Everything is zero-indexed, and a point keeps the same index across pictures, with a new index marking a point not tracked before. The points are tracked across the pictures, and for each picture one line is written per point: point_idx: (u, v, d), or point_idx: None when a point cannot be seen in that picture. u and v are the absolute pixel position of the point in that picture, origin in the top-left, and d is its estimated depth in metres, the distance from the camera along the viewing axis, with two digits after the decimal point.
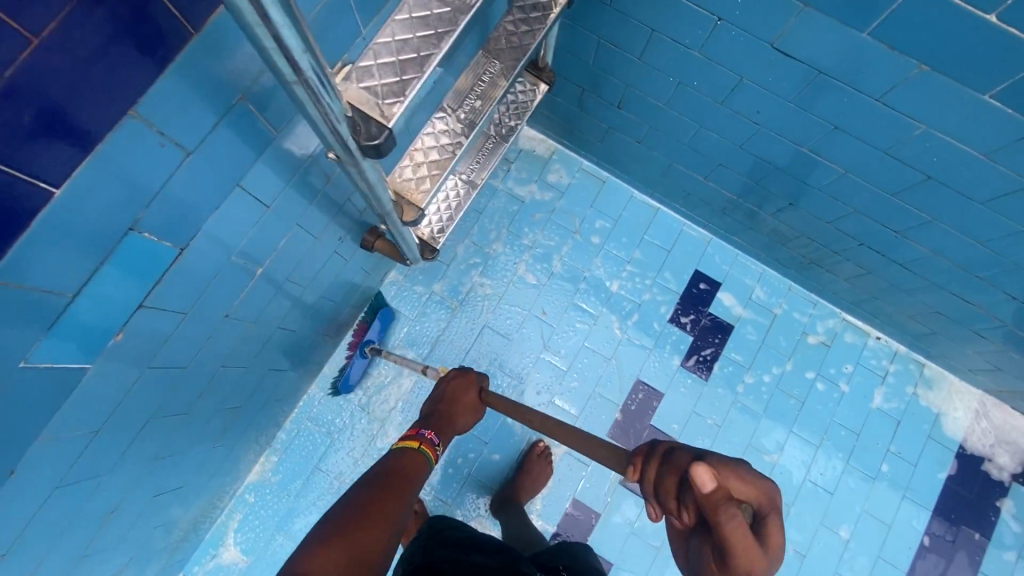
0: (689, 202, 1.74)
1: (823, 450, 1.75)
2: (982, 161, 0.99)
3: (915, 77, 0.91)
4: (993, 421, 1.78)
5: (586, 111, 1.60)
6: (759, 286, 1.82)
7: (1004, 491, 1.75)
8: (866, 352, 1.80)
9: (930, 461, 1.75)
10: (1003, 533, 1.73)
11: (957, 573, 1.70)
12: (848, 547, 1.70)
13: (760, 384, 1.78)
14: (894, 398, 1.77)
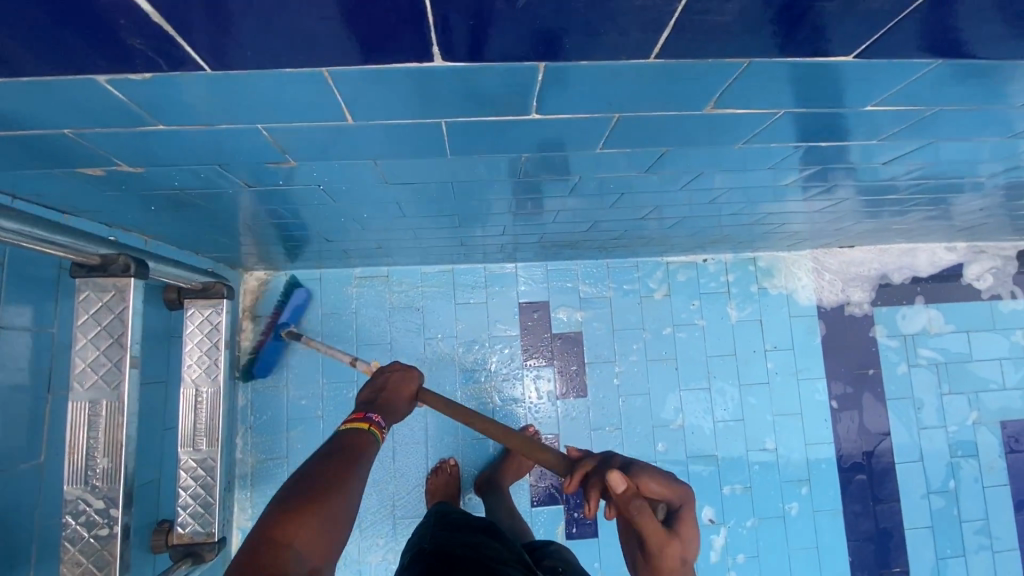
0: (472, 253, 1.63)
1: (716, 388, 1.77)
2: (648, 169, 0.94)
3: (529, 160, 0.85)
4: (832, 269, 1.86)
5: (312, 246, 1.43)
6: (582, 281, 1.78)
7: (871, 320, 1.86)
8: (702, 279, 1.81)
9: (803, 336, 1.82)
10: (887, 355, 1.85)
11: (870, 414, 1.81)
12: (779, 455, 1.76)
13: (633, 367, 1.76)
14: (745, 303, 1.82)
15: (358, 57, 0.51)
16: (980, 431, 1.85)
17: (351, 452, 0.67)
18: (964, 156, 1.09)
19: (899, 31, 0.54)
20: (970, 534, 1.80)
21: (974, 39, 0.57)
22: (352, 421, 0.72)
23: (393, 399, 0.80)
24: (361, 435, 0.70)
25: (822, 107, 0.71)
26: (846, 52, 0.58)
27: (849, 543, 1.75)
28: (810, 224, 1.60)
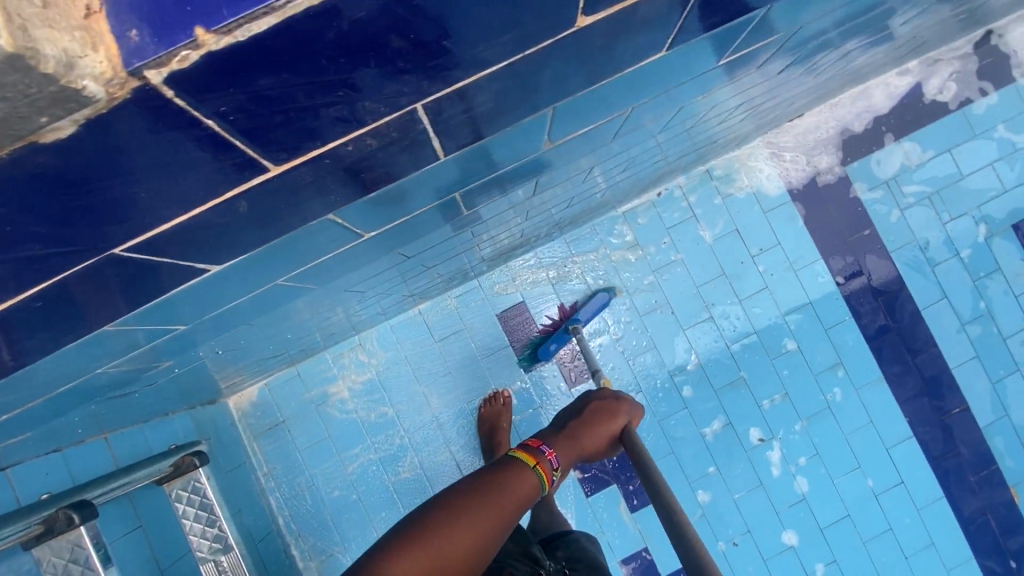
0: (431, 292, 1.59)
1: (717, 313, 1.73)
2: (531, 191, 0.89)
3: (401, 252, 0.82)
4: (789, 147, 1.77)
5: (269, 357, 1.39)
6: (549, 268, 1.73)
7: (847, 180, 1.77)
8: (664, 214, 1.75)
9: (785, 226, 1.75)
10: (876, 209, 1.76)
11: (880, 273, 1.74)
12: (805, 350, 1.72)
13: (630, 327, 1.73)
14: (715, 218, 1.74)
15: (149, 300, 0.50)
16: (996, 245, 1.75)
17: (518, 495, 0.71)
18: (867, 14, 0.97)
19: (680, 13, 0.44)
20: (1019, 347, 1.73)
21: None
22: (527, 450, 0.76)
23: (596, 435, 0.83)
24: (531, 470, 0.73)
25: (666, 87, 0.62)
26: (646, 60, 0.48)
27: (900, 404, 1.72)
28: (746, 120, 1.50)
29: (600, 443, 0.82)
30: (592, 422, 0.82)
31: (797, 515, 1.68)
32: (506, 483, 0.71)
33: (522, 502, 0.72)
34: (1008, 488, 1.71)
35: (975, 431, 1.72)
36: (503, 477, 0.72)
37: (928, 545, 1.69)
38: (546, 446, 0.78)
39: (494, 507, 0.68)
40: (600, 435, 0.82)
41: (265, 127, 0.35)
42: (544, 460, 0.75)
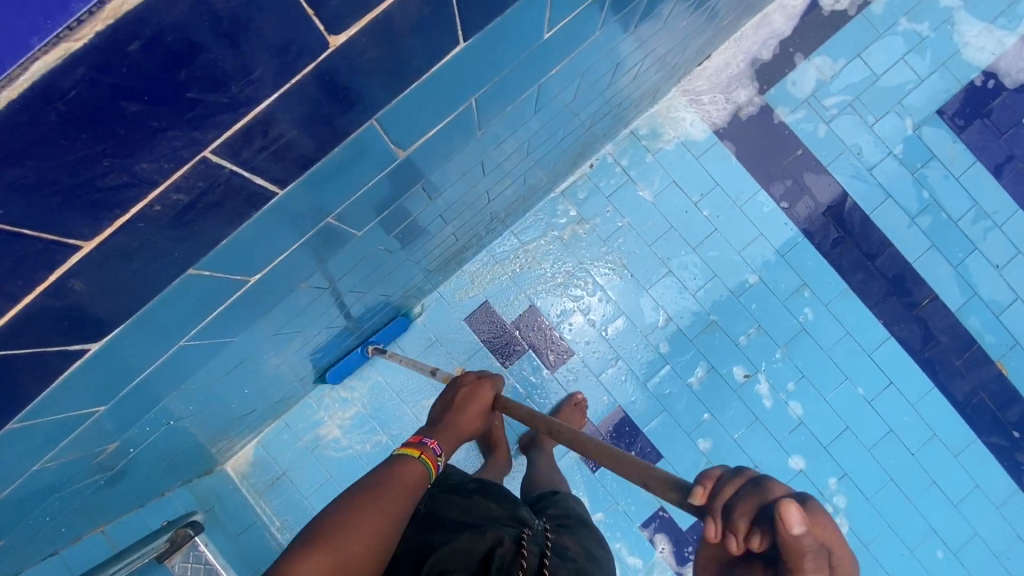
0: (392, 312, 1.61)
1: (675, 265, 1.76)
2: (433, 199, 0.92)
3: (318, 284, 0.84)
4: (705, 89, 1.80)
5: (249, 414, 1.41)
6: (503, 262, 1.76)
7: (769, 107, 1.79)
8: (601, 184, 1.78)
9: (719, 167, 1.78)
10: (802, 128, 1.79)
11: (821, 189, 1.77)
12: (767, 281, 1.74)
13: (595, 299, 1.76)
14: (650, 176, 1.78)
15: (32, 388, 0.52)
16: (926, 135, 1.78)
17: (405, 482, 0.82)
18: None
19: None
20: (970, 227, 1.77)
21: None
22: (411, 444, 0.89)
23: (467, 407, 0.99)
24: (416, 460, 0.85)
25: (508, 67, 0.64)
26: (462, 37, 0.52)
27: (871, 309, 1.75)
28: (652, 75, 1.53)
29: (473, 415, 0.99)
30: (462, 403, 0.99)
31: (798, 440, 1.71)
32: (398, 473, 0.82)
33: (418, 483, 0.83)
34: (993, 363, 1.74)
35: (949, 317, 1.75)
36: (392, 470, 0.82)
37: (930, 438, 1.72)
38: (428, 438, 0.91)
39: (389, 494, 0.78)
40: (472, 411, 0.99)
41: (53, 217, 0.41)
42: (426, 448, 0.88)
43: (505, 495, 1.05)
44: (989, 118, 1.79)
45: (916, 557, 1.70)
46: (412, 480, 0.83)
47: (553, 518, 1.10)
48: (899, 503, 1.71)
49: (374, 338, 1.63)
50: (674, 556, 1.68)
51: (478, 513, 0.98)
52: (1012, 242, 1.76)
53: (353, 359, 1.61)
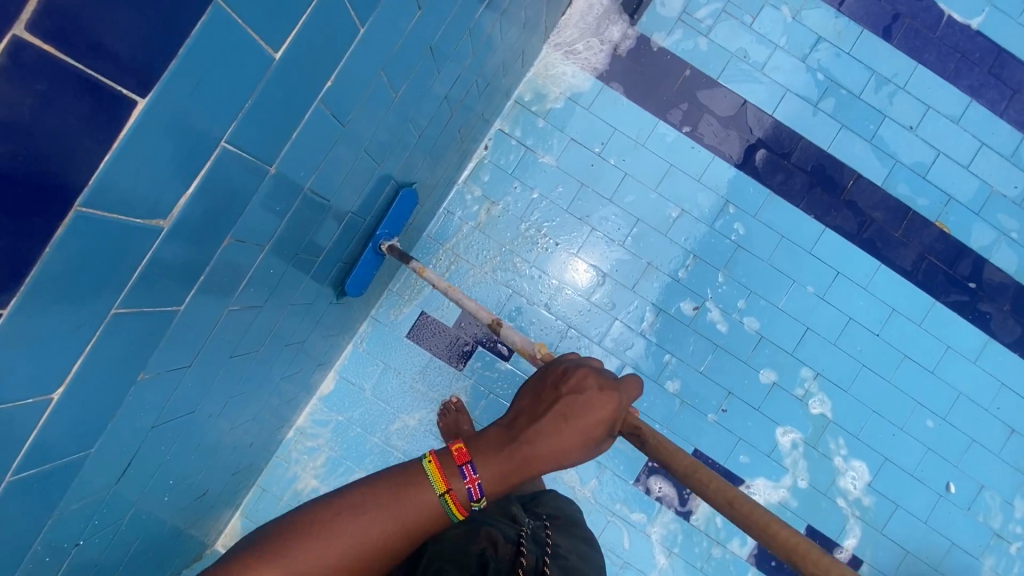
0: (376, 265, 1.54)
1: (596, 221, 1.72)
2: (274, 243, 0.88)
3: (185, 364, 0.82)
4: (576, 38, 1.74)
5: (214, 497, 1.40)
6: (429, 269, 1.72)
7: (644, 36, 1.74)
8: (501, 163, 1.74)
9: (612, 111, 1.73)
10: (683, 48, 1.74)
11: (718, 103, 1.73)
12: (691, 209, 1.72)
13: (528, 278, 1.73)
14: (547, 140, 1.73)
15: None
16: (806, 18, 1.74)
17: (413, 514, 0.77)
18: None
19: (92, 35, 0.47)
20: (874, 96, 1.73)
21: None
22: (444, 471, 0.79)
23: (562, 430, 0.81)
24: (433, 492, 0.78)
25: (245, 97, 0.61)
26: (130, 91, 0.51)
27: (800, 207, 1.72)
28: (511, 41, 1.47)
29: (574, 445, 0.81)
30: (564, 418, 0.81)
31: (763, 354, 1.70)
32: (408, 499, 0.77)
33: (427, 519, 0.78)
34: (932, 224, 1.72)
35: (878, 191, 1.72)
36: (399, 497, 0.77)
37: (892, 314, 1.71)
38: (471, 463, 0.79)
39: (385, 521, 0.75)
40: (569, 434, 0.81)
41: None
42: (458, 487, 0.79)
43: (494, 494, 1.10)
44: None
45: (909, 433, 1.70)
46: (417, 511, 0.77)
47: (542, 515, 1.12)
48: (879, 386, 1.70)
49: (382, 231, 1.34)
50: (674, 492, 1.69)
51: (468, 509, 1.02)
52: (919, 100, 1.73)
53: (365, 267, 1.36)
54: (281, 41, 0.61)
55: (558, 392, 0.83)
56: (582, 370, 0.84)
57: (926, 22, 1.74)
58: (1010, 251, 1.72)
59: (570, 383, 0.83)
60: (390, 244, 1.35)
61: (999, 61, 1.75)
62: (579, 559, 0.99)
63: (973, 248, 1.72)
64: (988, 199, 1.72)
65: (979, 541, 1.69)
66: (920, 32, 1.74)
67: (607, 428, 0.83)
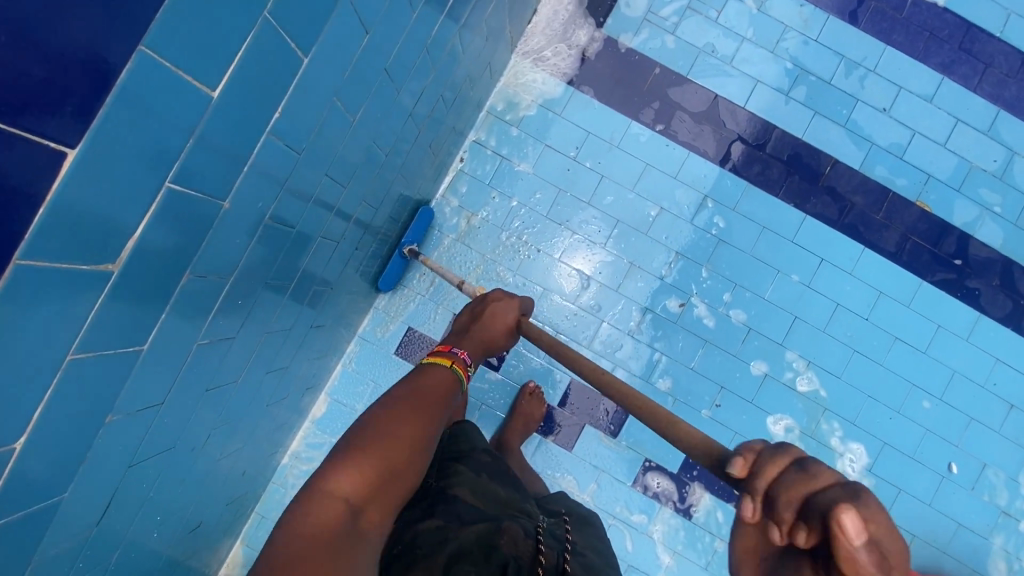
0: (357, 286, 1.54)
1: (577, 224, 1.72)
2: (240, 275, 0.89)
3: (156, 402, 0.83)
4: (544, 44, 1.75)
5: (210, 529, 1.40)
6: (412, 284, 1.73)
7: (611, 39, 1.75)
8: (477, 174, 1.74)
9: (584, 115, 1.73)
10: (650, 47, 1.75)
11: (689, 99, 1.73)
12: (669, 207, 1.72)
13: (512, 286, 1.73)
14: (522, 148, 1.73)
15: None
16: (771, 9, 1.74)
17: (439, 382, 0.90)
18: None
19: (12, 95, 0.46)
20: (845, 81, 1.73)
21: (90, 14, 0.49)
22: (441, 355, 0.97)
23: (489, 328, 1.06)
24: (443, 367, 0.93)
25: (184, 138, 0.61)
26: (60, 145, 0.51)
27: (778, 196, 1.72)
28: (476, 53, 1.48)
29: (498, 332, 1.06)
30: (484, 317, 1.06)
31: (754, 346, 1.70)
32: (429, 376, 0.90)
33: (449, 386, 0.91)
34: (913, 205, 1.71)
35: (856, 175, 1.72)
36: (424, 377, 0.89)
37: (879, 297, 1.70)
38: (456, 348, 1.00)
39: (427, 396, 0.85)
40: (500, 330, 1.07)
41: None
42: (456, 360, 0.97)
43: (511, 482, 1.07)
44: None
45: (906, 415, 1.69)
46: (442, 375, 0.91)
47: (556, 510, 1.16)
48: (872, 370, 1.69)
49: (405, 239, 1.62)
50: (674, 488, 1.68)
51: (483, 498, 0.98)
52: (890, 82, 1.73)
53: (393, 265, 1.62)
54: (216, 79, 0.61)
55: (483, 306, 1.08)
56: (495, 289, 1.12)
57: (892, 3, 1.75)
58: (994, 226, 1.71)
59: (490, 301, 1.07)
60: (412, 248, 1.62)
61: (969, 36, 1.74)
62: (596, 558, 1.01)
63: (956, 225, 1.71)
64: (967, 175, 1.72)
65: (985, 520, 1.67)
66: (887, 13, 1.74)
67: (514, 331, 1.09)
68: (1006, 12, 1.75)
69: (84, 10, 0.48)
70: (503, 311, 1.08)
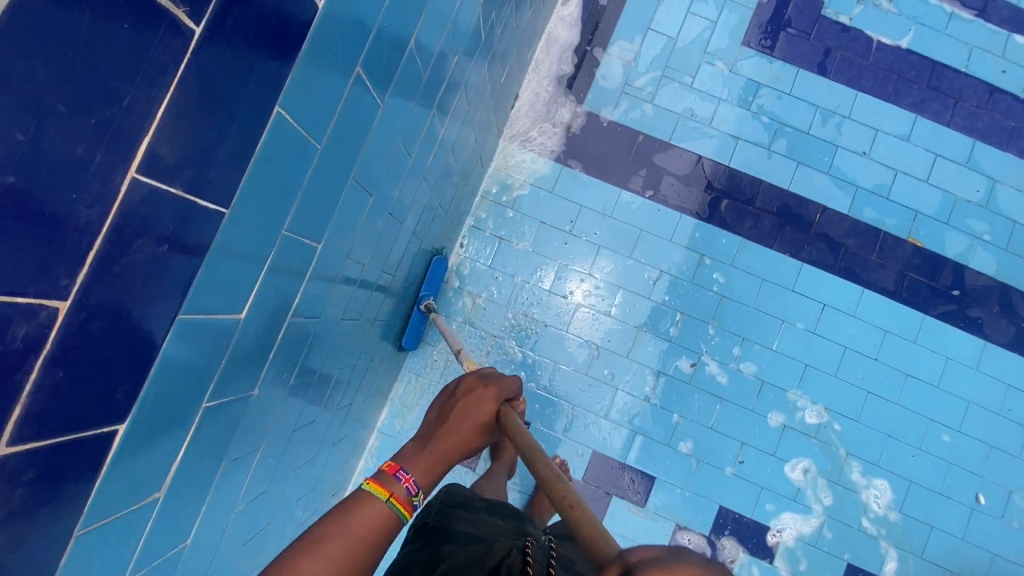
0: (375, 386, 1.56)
1: (581, 296, 1.76)
2: (273, 434, 0.90)
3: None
4: (529, 125, 1.81)
5: None
6: (425, 371, 1.75)
7: (592, 113, 1.81)
8: (477, 256, 1.78)
9: (575, 189, 1.78)
10: (631, 118, 1.81)
11: (674, 163, 1.79)
12: (668, 269, 1.75)
13: (524, 363, 1.75)
14: (518, 227, 1.78)
15: None
16: (743, 69, 1.81)
17: (363, 527, 0.68)
18: (436, 72, 1.00)
19: (72, 409, 0.42)
20: (823, 130, 1.79)
21: (139, 301, 0.43)
22: (380, 480, 0.73)
23: (457, 431, 0.81)
24: (379, 500, 0.70)
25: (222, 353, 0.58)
26: (108, 427, 0.46)
27: (774, 248, 1.75)
28: (468, 150, 1.53)
29: (472, 437, 0.82)
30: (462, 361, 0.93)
31: (769, 399, 1.72)
32: (359, 509, 0.69)
33: (382, 525, 0.69)
34: (905, 241, 1.75)
35: (846, 220, 1.76)
36: (346, 515, 0.68)
37: (885, 336, 1.72)
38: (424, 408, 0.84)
39: (342, 547, 0.65)
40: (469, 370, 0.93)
41: None
42: (399, 488, 0.72)
43: (514, 512, 0.99)
44: (790, 26, 1.82)
45: (928, 451, 1.69)
46: (373, 519, 0.69)
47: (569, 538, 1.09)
48: (888, 410, 1.70)
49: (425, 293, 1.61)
50: (706, 547, 1.69)
51: (483, 527, 0.91)
52: (866, 125, 1.79)
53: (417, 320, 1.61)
54: (244, 299, 0.58)
55: (453, 401, 0.83)
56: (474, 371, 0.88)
57: (858, 51, 1.81)
58: (986, 254, 1.75)
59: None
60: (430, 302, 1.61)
61: (935, 74, 1.81)
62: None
63: (950, 257, 1.75)
64: (954, 208, 1.76)
65: (1021, 548, 1.67)
66: (854, 61, 1.81)
67: (491, 427, 0.84)
68: (967, 47, 1.82)
69: (132, 302, 0.43)
70: (482, 403, 0.84)
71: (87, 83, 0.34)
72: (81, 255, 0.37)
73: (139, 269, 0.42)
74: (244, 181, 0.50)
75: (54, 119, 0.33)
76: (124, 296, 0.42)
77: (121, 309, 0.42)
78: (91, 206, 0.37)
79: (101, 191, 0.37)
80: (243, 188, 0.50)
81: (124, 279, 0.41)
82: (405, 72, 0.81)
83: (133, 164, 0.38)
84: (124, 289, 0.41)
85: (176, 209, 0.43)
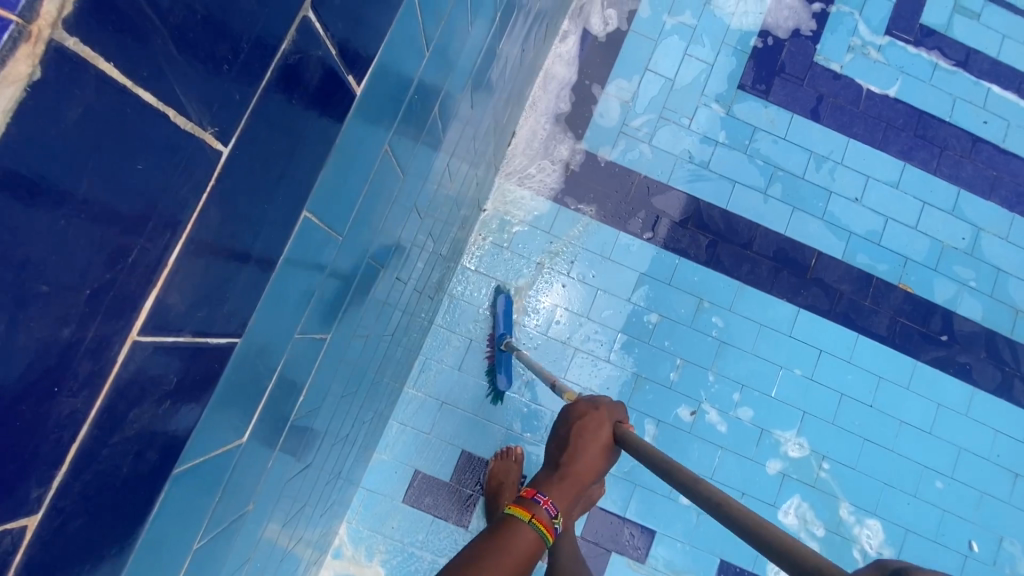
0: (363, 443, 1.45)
1: (579, 341, 1.70)
2: (265, 535, 0.80)
3: None
4: (526, 163, 1.75)
5: None
6: (414, 421, 1.65)
7: (591, 153, 1.77)
8: (472, 299, 1.70)
9: (574, 231, 1.73)
10: (629, 158, 1.77)
11: (672, 206, 1.76)
12: (667, 313, 1.71)
13: (520, 411, 1.67)
14: (515, 268, 1.71)
15: None
16: (739, 112, 1.81)
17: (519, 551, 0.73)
18: (450, 127, 0.93)
19: None
20: (816, 175, 1.80)
21: (131, 477, 0.34)
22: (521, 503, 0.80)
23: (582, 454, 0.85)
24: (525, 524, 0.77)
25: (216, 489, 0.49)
26: None
27: (772, 293, 1.74)
28: (468, 194, 1.46)
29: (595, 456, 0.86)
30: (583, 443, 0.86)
31: (768, 447, 1.69)
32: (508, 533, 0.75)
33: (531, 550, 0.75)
34: (897, 287, 1.77)
35: (840, 265, 1.77)
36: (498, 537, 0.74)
37: (879, 382, 1.73)
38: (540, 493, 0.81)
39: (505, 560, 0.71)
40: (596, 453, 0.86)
41: None
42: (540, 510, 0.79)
43: None
44: (784, 71, 1.83)
45: (923, 498, 1.70)
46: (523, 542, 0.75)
47: None
48: (884, 457, 1.70)
49: None
50: None
51: None
52: (858, 172, 1.81)
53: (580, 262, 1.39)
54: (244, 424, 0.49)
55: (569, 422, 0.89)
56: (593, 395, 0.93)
57: (849, 98, 1.84)
58: (973, 300, 1.78)
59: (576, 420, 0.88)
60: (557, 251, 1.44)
61: (921, 123, 1.85)
62: None
63: (939, 303, 1.77)
64: (942, 254, 1.79)
65: None
66: (845, 108, 1.83)
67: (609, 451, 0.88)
68: (951, 97, 1.87)
69: (123, 480, 0.34)
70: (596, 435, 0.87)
71: (83, 246, 0.26)
72: (59, 452, 0.28)
73: (135, 441, 0.34)
74: (258, 307, 0.41)
75: (36, 306, 0.25)
76: (113, 476, 0.33)
77: (110, 492, 0.33)
78: (77, 393, 0.28)
79: (91, 371, 0.29)
80: (257, 312, 0.42)
81: (115, 459, 0.32)
82: (423, 136, 0.73)
83: (133, 329, 0.30)
84: (114, 470, 0.33)
85: (180, 362, 0.35)
